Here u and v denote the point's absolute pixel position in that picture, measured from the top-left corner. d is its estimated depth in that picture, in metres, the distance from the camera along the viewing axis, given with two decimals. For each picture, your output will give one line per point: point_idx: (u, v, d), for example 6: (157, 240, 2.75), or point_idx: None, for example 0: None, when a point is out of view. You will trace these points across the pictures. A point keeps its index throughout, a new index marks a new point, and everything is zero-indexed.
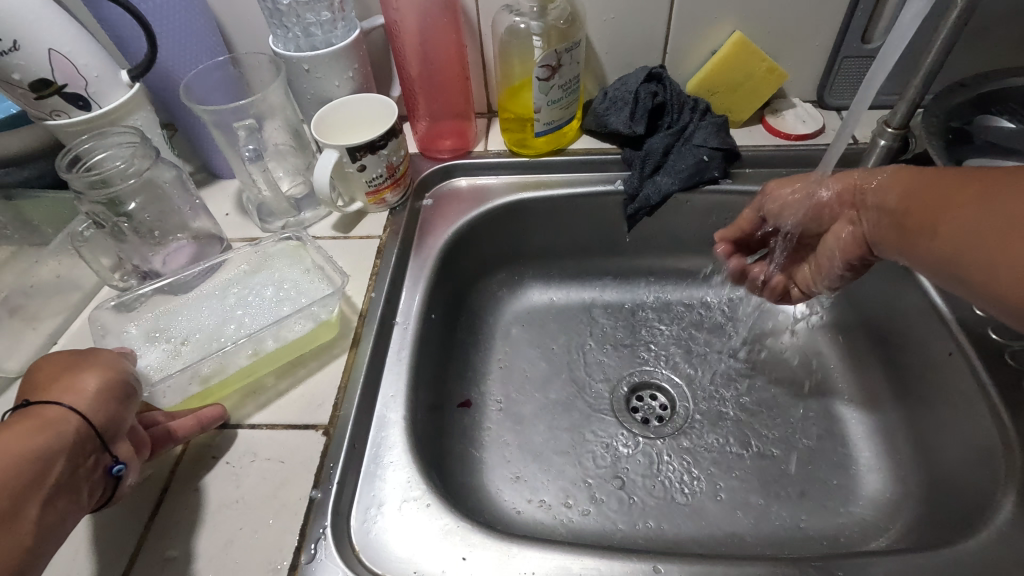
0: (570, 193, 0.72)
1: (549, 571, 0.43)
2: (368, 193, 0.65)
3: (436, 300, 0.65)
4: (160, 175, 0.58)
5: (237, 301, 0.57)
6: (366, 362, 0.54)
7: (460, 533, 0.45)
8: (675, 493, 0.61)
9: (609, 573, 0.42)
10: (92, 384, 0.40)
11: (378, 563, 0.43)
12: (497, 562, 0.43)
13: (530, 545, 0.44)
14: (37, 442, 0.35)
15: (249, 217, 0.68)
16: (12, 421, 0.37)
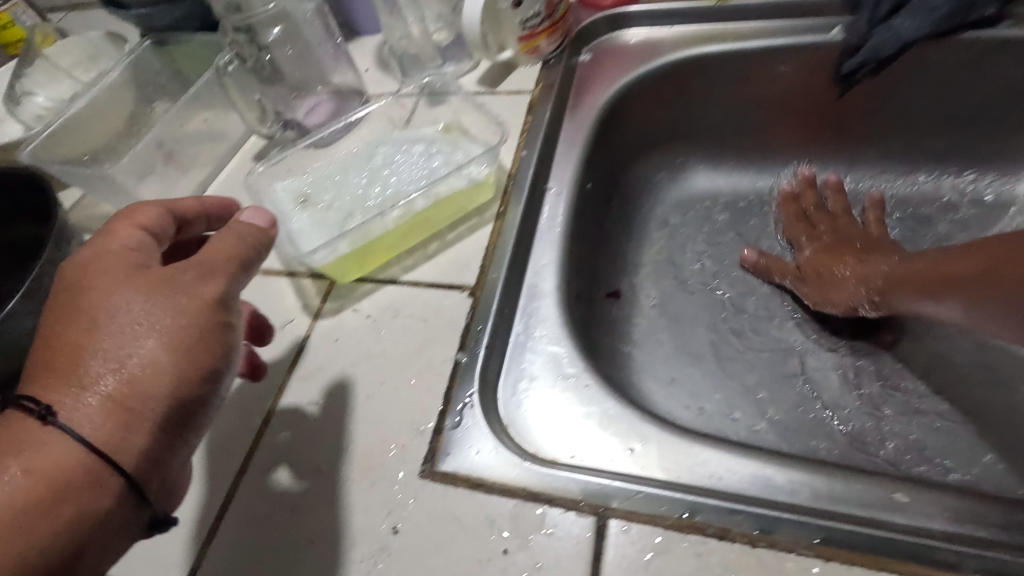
0: (766, 45, 0.57)
1: (744, 478, 0.34)
2: (521, 38, 0.55)
3: (593, 169, 0.55)
4: (299, 8, 0.53)
5: (384, 161, 0.49)
6: (517, 223, 0.46)
7: (625, 421, 0.37)
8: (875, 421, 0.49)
9: (824, 492, 0.33)
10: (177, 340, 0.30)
11: (530, 442, 0.37)
12: (671, 460, 0.35)
13: (717, 445, 0.35)
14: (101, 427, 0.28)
15: (389, 71, 0.61)
16: (86, 371, 0.29)
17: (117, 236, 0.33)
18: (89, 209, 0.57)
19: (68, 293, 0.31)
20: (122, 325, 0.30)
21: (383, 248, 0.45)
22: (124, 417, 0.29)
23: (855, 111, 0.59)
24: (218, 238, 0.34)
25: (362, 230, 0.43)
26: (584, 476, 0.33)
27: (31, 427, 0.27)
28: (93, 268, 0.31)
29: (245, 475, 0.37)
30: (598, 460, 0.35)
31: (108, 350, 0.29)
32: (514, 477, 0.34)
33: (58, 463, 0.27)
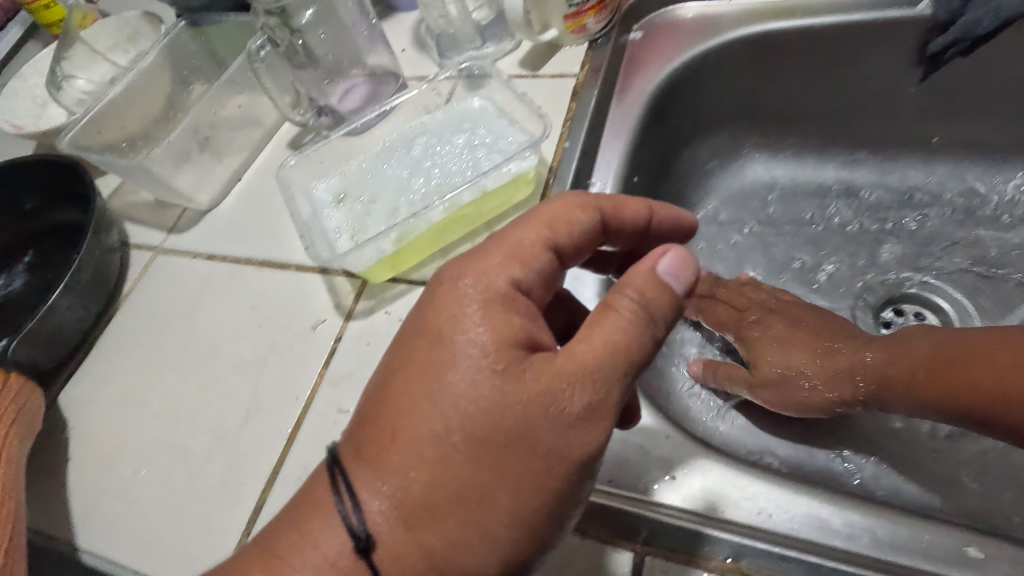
0: (838, 22, 0.51)
1: (795, 518, 0.31)
2: (567, 16, 0.51)
3: (640, 160, 0.52)
4: None
5: (423, 153, 0.46)
6: None
7: (663, 442, 0.34)
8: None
9: (887, 539, 0.29)
10: (566, 445, 0.26)
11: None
12: (717, 490, 0.32)
13: (767, 479, 0.32)
14: (459, 524, 0.26)
15: (427, 53, 0.58)
16: (476, 457, 0.26)
17: (508, 273, 0.29)
18: (128, 196, 0.57)
19: (439, 351, 0.28)
20: (472, 448, 0.26)
21: (418, 247, 0.43)
22: (433, 565, 0.26)
23: (940, 95, 0.53)
24: (603, 327, 0.27)
25: (405, 228, 0.41)
26: (622, 508, 0.32)
27: (416, 492, 0.26)
28: (469, 319, 0.28)
29: (277, 482, 0.37)
30: (635, 486, 0.33)
31: (451, 473, 0.26)
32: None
33: (422, 547, 0.26)
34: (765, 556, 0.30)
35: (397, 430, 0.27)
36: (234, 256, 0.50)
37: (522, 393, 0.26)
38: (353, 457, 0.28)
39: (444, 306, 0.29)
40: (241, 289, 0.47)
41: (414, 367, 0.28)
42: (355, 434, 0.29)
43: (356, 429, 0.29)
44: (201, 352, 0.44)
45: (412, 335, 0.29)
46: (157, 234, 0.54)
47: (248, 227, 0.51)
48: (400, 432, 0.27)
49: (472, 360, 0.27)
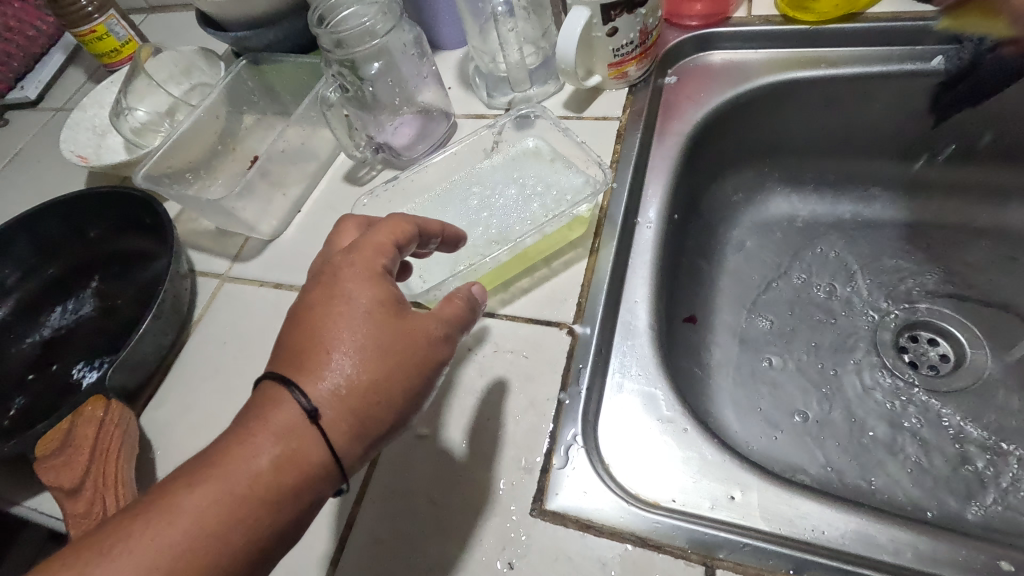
0: (861, 73, 0.56)
1: (845, 534, 0.34)
2: (611, 65, 0.55)
3: (678, 197, 0.55)
4: (398, 38, 0.54)
5: (482, 203, 0.50)
6: (611, 258, 0.47)
7: (719, 466, 0.38)
8: (962, 460, 0.49)
9: (929, 554, 0.33)
10: (433, 353, 0.32)
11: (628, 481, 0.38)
12: (773, 510, 0.36)
13: (817, 499, 0.36)
14: (370, 406, 0.30)
15: (474, 91, 0.62)
16: (379, 359, 0.31)
17: (379, 255, 0.34)
18: (190, 224, 0.60)
19: (337, 296, 0.32)
20: (386, 353, 0.31)
21: (485, 282, 0.47)
22: (359, 441, 0.30)
23: (950, 139, 0.58)
24: (447, 301, 0.35)
25: (475, 267, 0.45)
26: (688, 523, 0.35)
27: (339, 389, 0.30)
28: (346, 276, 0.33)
29: (364, 501, 0.40)
30: (697, 505, 0.37)
31: (371, 374, 0.30)
32: (625, 521, 0.36)
33: (342, 428, 0.30)
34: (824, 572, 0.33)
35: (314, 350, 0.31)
36: (300, 285, 0.53)
37: (407, 319, 0.32)
38: (279, 376, 0.31)
39: (323, 277, 0.33)
40: None
41: (317, 311, 0.32)
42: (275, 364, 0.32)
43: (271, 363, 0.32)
44: None
45: (306, 300, 0.33)
46: (222, 262, 0.57)
47: (312, 257, 0.55)
48: (322, 347, 0.31)
49: (367, 297, 0.32)
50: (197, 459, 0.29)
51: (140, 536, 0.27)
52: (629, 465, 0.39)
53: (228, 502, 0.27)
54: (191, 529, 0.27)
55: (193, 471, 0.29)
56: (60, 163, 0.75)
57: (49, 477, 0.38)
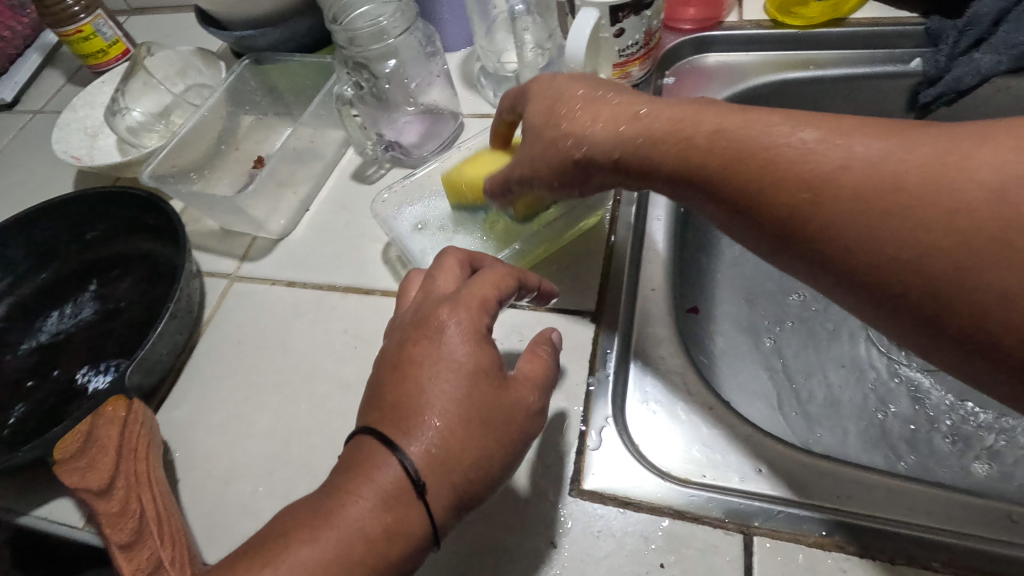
0: (847, 74, 0.60)
1: (870, 499, 0.36)
2: (616, 65, 0.57)
3: None
4: (410, 42, 0.56)
5: None
6: (628, 253, 0.49)
7: (745, 440, 0.39)
8: (956, 433, 0.52)
9: (948, 511, 0.35)
10: (525, 426, 0.34)
11: (659, 458, 0.39)
12: (801, 478, 0.37)
13: (842, 466, 0.37)
14: (466, 474, 0.31)
15: (479, 91, 0.63)
16: (478, 431, 0.32)
17: (482, 312, 0.35)
18: (192, 224, 0.59)
19: (443, 358, 0.33)
20: (482, 424, 0.32)
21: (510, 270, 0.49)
22: (455, 506, 0.31)
23: None
24: (531, 362, 0.36)
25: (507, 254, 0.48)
26: (723, 495, 0.37)
27: (441, 456, 0.31)
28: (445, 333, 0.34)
29: None
30: (729, 477, 0.38)
31: (469, 444, 0.31)
32: (661, 497, 0.37)
33: (441, 494, 0.31)
34: (851, 532, 0.35)
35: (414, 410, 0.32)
36: (315, 282, 0.53)
37: (505, 390, 0.33)
38: (382, 432, 0.32)
39: (424, 326, 0.34)
40: (330, 313, 0.50)
41: (420, 369, 0.33)
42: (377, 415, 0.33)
43: (373, 412, 0.33)
44: (299, 374, 0.47)
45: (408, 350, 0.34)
46: (229, 262, 0.56)
47: (325, 255, 0.54)
48: (425, 410, 0.32)
49: (470, 362, 0.33)
50: (307, 508, 0.31)
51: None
52: (658, 443, 0.40)
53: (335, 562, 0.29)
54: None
55: (303, 522, 0.30)
56: (41, 165, 0.72)
57: (72, 480, 0.37)
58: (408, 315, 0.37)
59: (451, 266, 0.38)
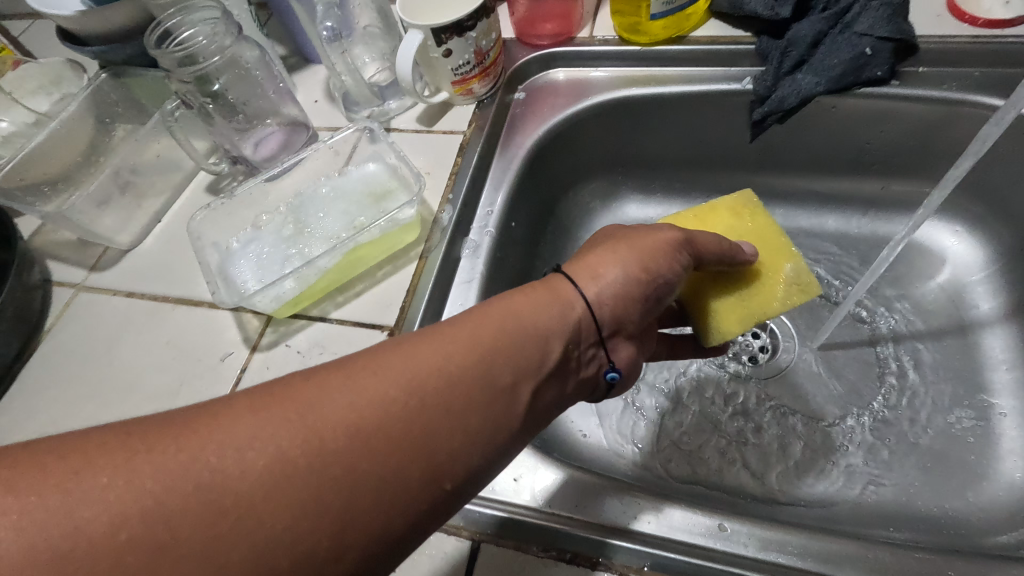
0: (687, 90, 0.61)
1: (606, 508, 0.40)
2: (454, 82, 0.59)
3: (520, 206, 0.60)
4: (242, 54, 0.56)
5: (318, 213, 0.52)
6: (435, 269, 0.51)
7: (535, 467, 0.43)
8: (749, 442, 0.55)
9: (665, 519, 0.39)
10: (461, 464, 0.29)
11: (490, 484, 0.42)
12: (632, 514, 0.40)
13: (588, 479, 0.42)
14: (370, 484, 0.26)
15: (336, 105, 0.65)
16: (421, 440, 0.28)
17: (542, 317, 0.35)
18: (50, 235, 0.61)
19: (455, 343, 0.32)
20: (426, 440, 0.28)
21: (318, 289, 0.49)
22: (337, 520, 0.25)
23: (769, 152, 0.64)
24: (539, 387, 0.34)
25: (308, 272, 0.47)
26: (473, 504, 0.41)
27: (370, 440, 0.27)
28: (511, 356, 0.33)
29: None
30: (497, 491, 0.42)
31: (398, 454, 0.27)
32: (493, 528, 0.40)
33: (332, 489, 0.25)
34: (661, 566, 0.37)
35: (422, 402, 0.29)
36: (152, 293, 0.55)
37: (482, 407, 0.30)
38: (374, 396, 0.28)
39: (502, 340, 0.33)
40: (158, 324, 0.52)
41: (428, 346, 0.31)
42: (385, 376, 0.29)
43: (378, 370, 0.29)
44: (121, 383, 0.50)
45: (470, 347, 0.32)
46: (79, 272, 0.58)
47: (167, 265, 0.57)
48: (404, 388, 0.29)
49: (477, 357, 0.31)
50: (254, 411, 0.26)
51: (155, 467, 0.24)
52: (506, 472, 0.43)
53: (238, 503, 0.24)
54: (182, 496, 0.23)
55: (206, 438, 0.25)
56: None
57: None
58: (477, 310, 0.34)
59: (584, 315, 0.37)
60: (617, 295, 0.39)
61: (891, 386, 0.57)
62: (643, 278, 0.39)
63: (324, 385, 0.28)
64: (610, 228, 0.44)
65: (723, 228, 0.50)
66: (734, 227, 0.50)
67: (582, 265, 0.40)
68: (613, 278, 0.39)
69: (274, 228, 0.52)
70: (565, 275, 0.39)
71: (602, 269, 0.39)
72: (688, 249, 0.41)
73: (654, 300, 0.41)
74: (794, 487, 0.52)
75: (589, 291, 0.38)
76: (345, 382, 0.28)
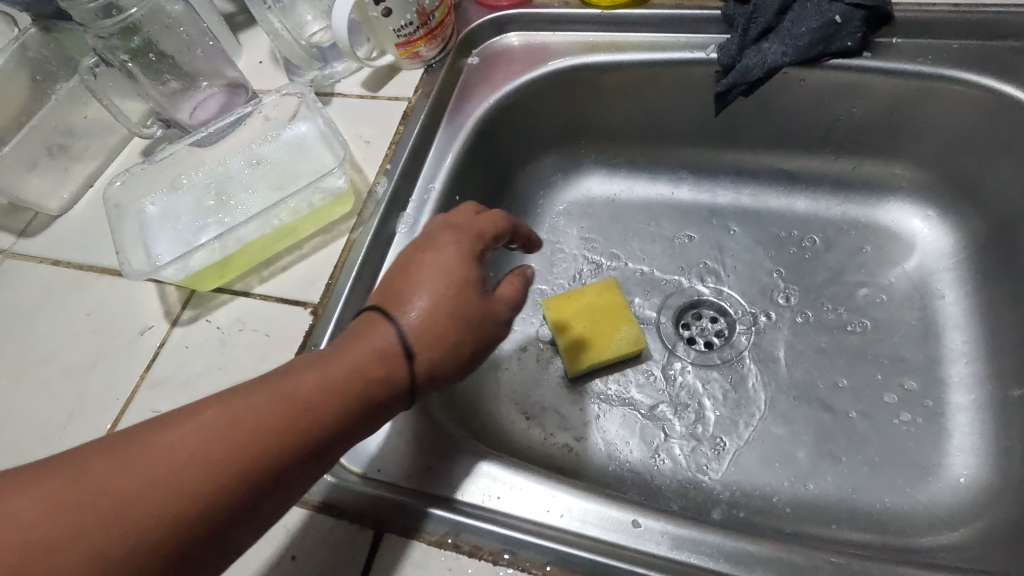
0: (648, 58, 0.57)
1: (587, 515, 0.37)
2: (398, 45, 0.55)
3: (466, 179, 0.57)
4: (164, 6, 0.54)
5: (245, 182, 0.50)
6: (367, 243, 0.48)
7: (461, 463, 0.39)
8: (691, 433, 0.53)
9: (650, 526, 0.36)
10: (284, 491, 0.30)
11: (459, 481, 0.39)
12: (643, 536, 0.35)
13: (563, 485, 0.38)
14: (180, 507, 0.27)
15: (280, 67, 0.62)
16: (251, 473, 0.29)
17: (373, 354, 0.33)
18: None
19: (304, 376, 0.32)
20: (247, 475, 0.29)
21: (241, 262, 0.47)
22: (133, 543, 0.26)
23: (735, 127, 0.61)
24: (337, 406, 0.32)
25: (219, 244, 0.45)
26: (376, 491, 0.38)
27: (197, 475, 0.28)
28: (350, 381, 0.32)
29: None
30: (436, 483, 0.38)
31: (218, 484, 0.28)
32: (432, 526, 0.36)
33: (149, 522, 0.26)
34: None
35: (247, 438, 0.29)
36: (78, 261, 0.53)
37: (310, 440, 0.31)
38: (175, 458, 0.28)
39: (326, 371, 0.32)
40: (80, 295, 0.50)
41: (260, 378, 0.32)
42: (177, 436, 0.29)
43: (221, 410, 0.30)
44: (38, 356, 0.48)
45: (292, 383, 0.31)
46: (8, 238, 0.56)
47: (94, 233, 0.54)
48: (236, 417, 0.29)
49: (315, 385, 0.31)
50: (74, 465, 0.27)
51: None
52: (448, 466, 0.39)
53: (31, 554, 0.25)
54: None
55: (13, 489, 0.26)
56: None
57: None
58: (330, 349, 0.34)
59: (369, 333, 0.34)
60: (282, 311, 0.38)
61: (849, 376, 0.54)
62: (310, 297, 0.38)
63: (155, 429, 0.29)
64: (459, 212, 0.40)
65: (586, 301, 0.56)
66: (596, 297, 0.56)
67: (411, 261, 0.37)
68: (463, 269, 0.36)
69: (199, 199, 0.49)
70: (407, 277, 0.36)
71: (459, 248, 0.37)
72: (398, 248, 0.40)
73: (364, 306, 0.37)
74: (738, 480, 0.50)
75: (429, 305, 0.34)
76: (166, 422, 0.29)
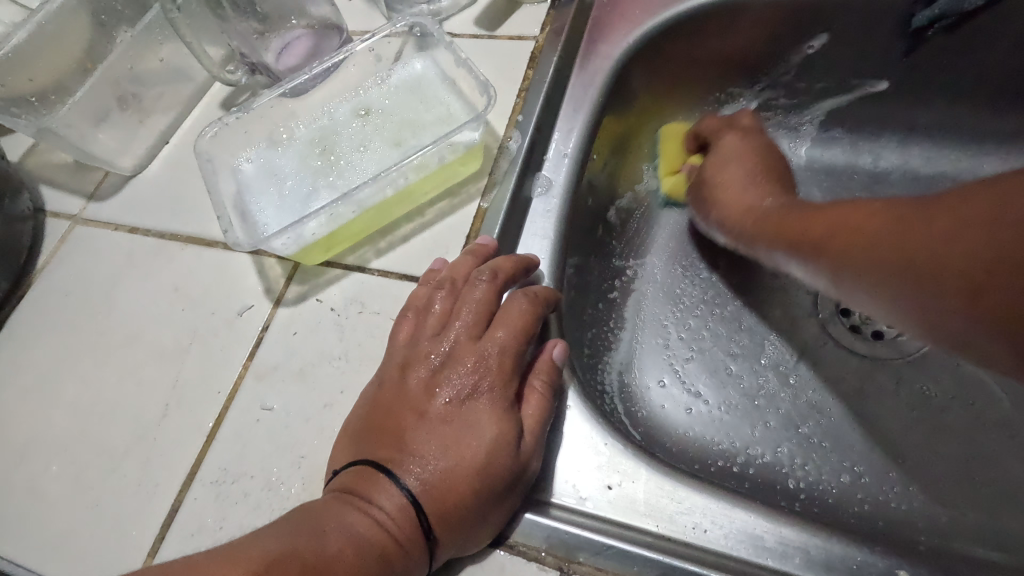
0: None
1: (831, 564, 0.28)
2: None
3: (602, 135, 0.47)
4: None
5: (359, 136, 0.42)
6: (504, 209, 0.40)
7: (650, 483, 0.31)
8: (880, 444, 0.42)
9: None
10: None
11: (656, 511, 0.31)
12: None
13: (790, 525, 0.30)
14: None
15: (376, 5, 0.53)
16: None
17: (357, 446, 0.31)
18: (45, 155, 0.52)
19: (303, 516, 0.28)
20: None
21: (355, 230, 0.39)
22: None
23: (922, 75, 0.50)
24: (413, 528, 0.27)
25: (336, 210, 0.37)
26: (553, 521, 0.31)
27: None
28: (418, 517, 0.27)
29: (193, 483, 0.35)
30: (628, 511, 0.31)
31: None
32: (635, 569, 0.29)
33: None
34: None
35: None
36: (157, 229, 0.46)
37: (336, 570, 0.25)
38: None
39: (399, 504, 0.28)
40: (163, 268, 0.43)
41: (352, 520, 0.27)
42: (243, 561, 0.25)
43: (234, 545, 0.27)
44: (119, 339, 0.41)
45: (368, 528, 0.27)
46: (75, 201, 0.49)
47: (174, 196, 0.47)
48: (239, 554, 0.26)
49: (336, 538, 0.27)
50: None
51: None
52: (636, 488, 0.31)
53: None
54: None
55: None
56: None
57: None
58: (341, 482, 0.30)
59: (427, 453, 0.29)
60: (378, 378, 0.33)
61: None
62: (399, 359, 0.33)
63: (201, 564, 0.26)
64: (501, 293, 0.34)
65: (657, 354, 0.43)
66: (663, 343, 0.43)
67: (417, 391, 0.31)
68: (471, 380, 0.31)
69: (307, 153, 0.42)
70: (459, 414, 0.30)
71: (496, 360, 0.31)
72: (472, 295, 0.34)
73: (433, 388, 0.31)
74: None
75: (442, 475, 0.28)
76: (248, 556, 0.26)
